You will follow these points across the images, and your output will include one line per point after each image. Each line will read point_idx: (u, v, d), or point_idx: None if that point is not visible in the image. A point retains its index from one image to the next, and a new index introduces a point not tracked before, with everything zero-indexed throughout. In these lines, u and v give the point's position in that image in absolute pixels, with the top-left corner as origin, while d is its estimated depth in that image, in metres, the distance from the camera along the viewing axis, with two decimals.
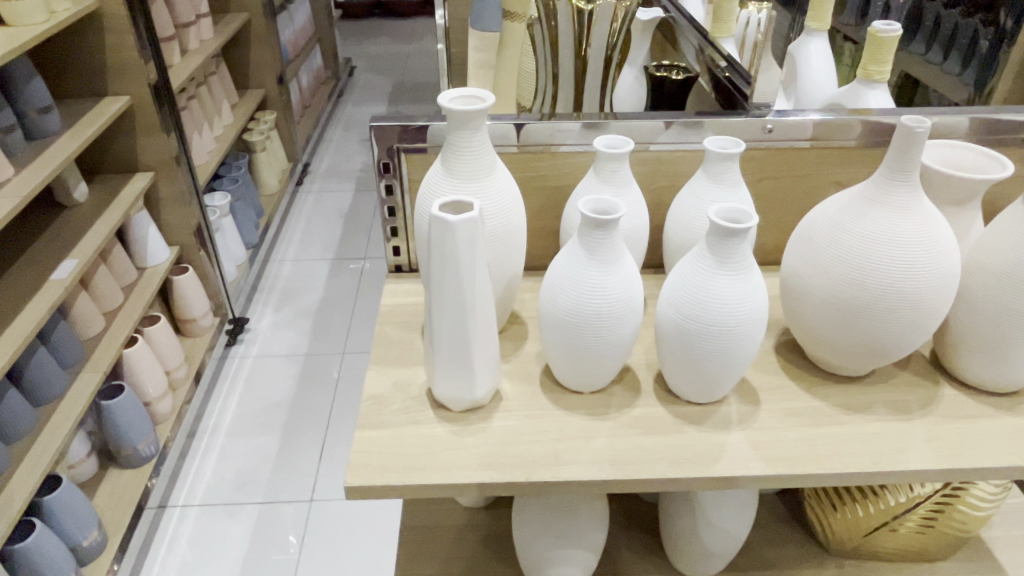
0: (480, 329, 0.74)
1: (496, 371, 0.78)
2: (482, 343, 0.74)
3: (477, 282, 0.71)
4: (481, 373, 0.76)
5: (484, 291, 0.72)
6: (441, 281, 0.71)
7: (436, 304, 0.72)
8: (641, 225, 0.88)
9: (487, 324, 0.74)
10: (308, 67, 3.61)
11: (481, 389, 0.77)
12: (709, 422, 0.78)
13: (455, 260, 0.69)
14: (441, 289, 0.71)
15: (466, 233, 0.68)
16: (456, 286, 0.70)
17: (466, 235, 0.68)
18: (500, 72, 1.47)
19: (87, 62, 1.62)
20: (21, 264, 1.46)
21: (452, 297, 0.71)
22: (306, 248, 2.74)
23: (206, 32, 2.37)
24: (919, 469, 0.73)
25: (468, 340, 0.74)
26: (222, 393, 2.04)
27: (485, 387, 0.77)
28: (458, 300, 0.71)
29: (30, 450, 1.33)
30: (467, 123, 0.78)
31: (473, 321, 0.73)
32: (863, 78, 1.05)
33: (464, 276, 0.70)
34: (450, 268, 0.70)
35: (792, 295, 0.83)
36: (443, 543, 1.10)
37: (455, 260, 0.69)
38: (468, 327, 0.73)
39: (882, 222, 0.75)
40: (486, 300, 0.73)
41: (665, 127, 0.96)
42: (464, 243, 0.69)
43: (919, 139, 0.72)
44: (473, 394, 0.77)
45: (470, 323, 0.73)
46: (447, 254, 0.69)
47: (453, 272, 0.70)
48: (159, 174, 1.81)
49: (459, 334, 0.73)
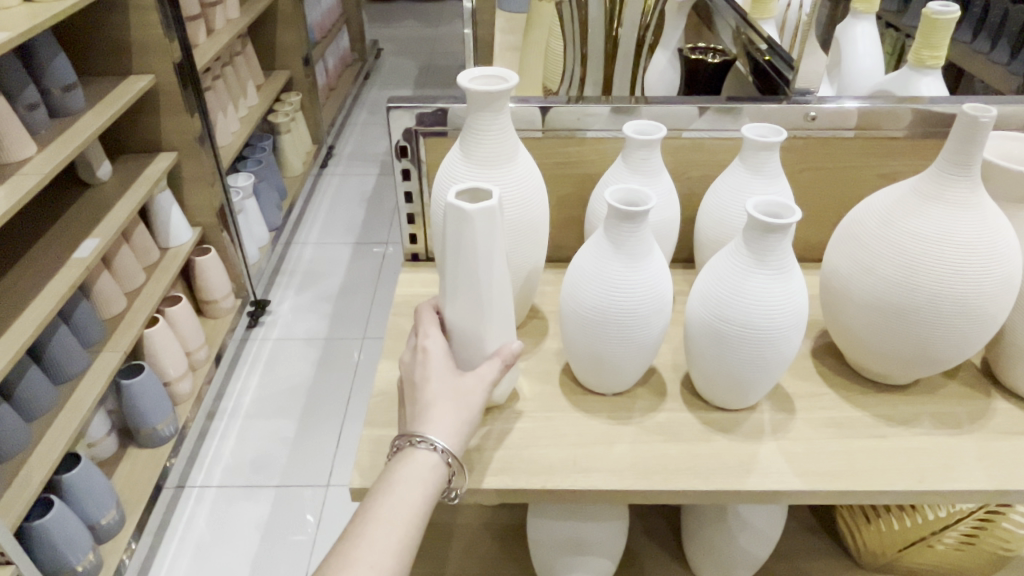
0: (498, 329, 0.69)
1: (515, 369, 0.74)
2: (498, 343, 0.70)
3: (496, 276, 0.67)
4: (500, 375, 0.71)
5: (502, 287, 0.68)
6: (455, 271, 0.66)
7: (450, 296, 0.68)
8: (672, 216, 0.82)
9: (505, 321, 0.70)
10: (335, 48, 3.58)
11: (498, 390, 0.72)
12: (740, 431, 0.73)
13: (472, 250, 0.65)
14: (456, 282, 0.67)
15: (486, 223, 0.64)
16: (471, 278, 0.66)
17: (484, 226, 0.64)
18: (527, 55, 1.42)
19: (113, 41, 1.59)
20: (45, 242, 1.45)
21: (466, 290, 0.67)
22: (329, 230, 2.71)
23: (232, 11, 2.34)
24: (970, 489, 0.67)
25: (483, 340, 0.69)
26: (240, 376, 2.02)
27: (505, 389, 0.74)
28: (475, 296, 0.67)
29: (51, 426, 1.32)
30: (488, 105, 0.73)
31: (491, 321, 0.68)
32: (915, 64, 0.97)
33: (481, 268, 0.66)
34: (465, 260, 0.65)
35: (834, 296, 0.77)
36: (461, 543, 1.06)
37: (471, 252, 0.65)
38: (484, 328, 0.68)
39: (934, 219, 0.69)
40: (507, 297, 0.69)
41: (699, 113, 0.90)
42: (485, 234, 0.64)
43: (983, 130, 0.66)
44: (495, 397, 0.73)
45: (488, 323, 0.68)
46: (463, 244, 0.65)
47: (469, 264, 0.66)
48: (182, 154, 1.79)
49: (472, 336, 0.69)
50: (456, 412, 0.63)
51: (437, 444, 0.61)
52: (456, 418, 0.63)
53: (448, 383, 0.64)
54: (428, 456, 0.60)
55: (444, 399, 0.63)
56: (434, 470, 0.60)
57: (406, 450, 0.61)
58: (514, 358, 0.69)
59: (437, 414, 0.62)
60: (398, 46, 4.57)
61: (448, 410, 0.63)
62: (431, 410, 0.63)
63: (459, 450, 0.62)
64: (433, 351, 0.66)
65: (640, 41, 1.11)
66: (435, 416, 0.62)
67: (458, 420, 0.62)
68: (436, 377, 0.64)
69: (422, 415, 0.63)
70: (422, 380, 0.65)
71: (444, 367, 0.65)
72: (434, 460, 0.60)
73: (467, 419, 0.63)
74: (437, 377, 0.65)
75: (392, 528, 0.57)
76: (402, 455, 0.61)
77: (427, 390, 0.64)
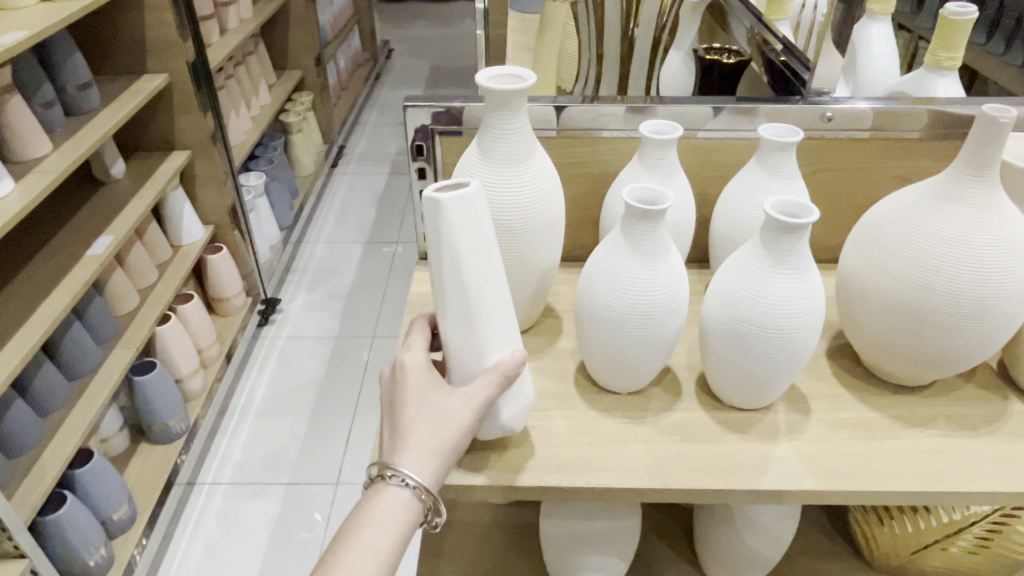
0: (494, 332, 0.67)
1: (528, 390, 0.70)
2: (497, 350, 0.67)
3: (482, 272, 0.66)
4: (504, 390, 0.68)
5: (492, 285, 0.67)
6: (440, 272, 0.66)
7: (439, 301, 0.67)
8: (688, 216, 0.82)
9: (503, 327, 0.68)
10: (347, 49, 3.59)
11: (509, 413, 0.68)
12: (755, 431, 0.73)
13: (450, 243, 0.64)
14: (442, 285, 0.66)
15: (460, 214, 0.64)
16: (456, 277, 0.65)
17: (458, 214, 0.64)
18: (541, 55, 1.43)
19: (129, 41, 1.61)
20: (61, 239, 1.46)
21: (453, 290, 0.66)
22: (340, 229, 2.72)
23: (245, 11, 2.35)
24: (987, 491, 0.67)
25: (480, 348, 0.67)
26: (251, 374, 2.03)
27: (521, 415, 0.70)
28: (463, 295, 0.66)
29: (65, 422, 1.33)
30: (505, 104, 0.74)
31: (483, 323, 0.67)
32: (931, 65, 0.97)
33: (464, 263, 0.65)
34: (446, 257, 0.65)
35: (851, 297, 0.76)
36: (473, 542, 1.06)
37: (450, 246, 0.65)
38: (477, 331, 0.66)
39: (953, 220, 0.69)
40: (499, 297, 0.68)
41: (714, 114, 0.90)
42: (460, 225, 0.64)
43: (1003, 130, 0.66)
44: (510, 422, 0.69)
45: (479, 325, 0.67)
46: (442, 239, 0.65)
47: (452, 261, 0.65)
48: (195, 152, 1.80)
49: (466, 344, 0.67)
50: (431, 438, 0.61)
51: (407, 478, 0.60)
52: (430, 447, 0.61)
53: (427, 405, 0.63)
54: (399, 491, 0.60)
55: (419, 426, 0.62)
56: (407, 505, 0.60)
57: (379, 485, 0.61)
58: (511, 373, 0.67)
59: (411, 443, 0.61)
60: (410, 46, 4.59)
61: (423, 438, 0.61)
62: (407, 436, 0.62)
63: (433, 480, 0.61)
64: (411, 370, 0.65)
65: (656, 41, 1.11)
66: (410, 444, 0.61)
67: (433, 449, 0.61)
68: (413, 401, 0.63)
69: (397, 443, 0.62)
70: (400, 404, 0.63)
71: (423, 388, 0.64)
72: (404, 496, 0.60)
73: (445, 445, 0.62)
74: (415, 400, 0.63)
75: (363, 567, 0.57)
76: (375, 490, 0.61)
77: (404, 415, 0.63)
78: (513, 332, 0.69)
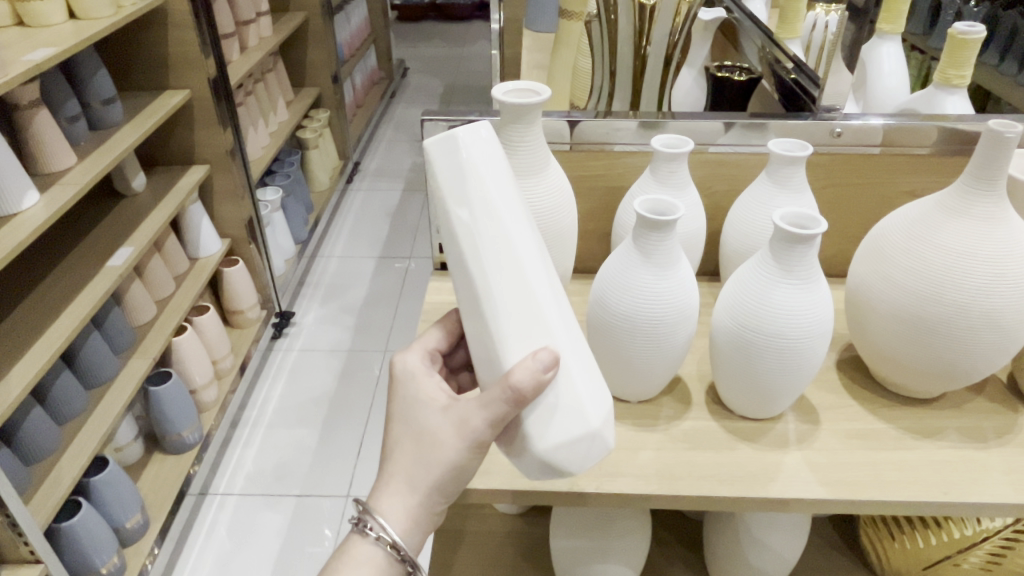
0: (511, 324, 0.60)
1: (588, 416, 0.58)
2: (521, 352, 0.60)
3: (484, 248, 0.61)
4: (536, 409, 0.59)
5: (497, 262, 0.61)
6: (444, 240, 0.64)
7: (456, 286, 0.64)
8: (698, 228, 0.84)
9: (519, 320, 0.60)
10: (364, 66, 3.66)
11: (551, 443, 0.58)
12: (765, 440, 0.74)
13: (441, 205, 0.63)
14: (449, 256, 0.64)
15: (452, 178, 0.62)
16: (454, 247, 0.62)
17: (444, 168, 0.62)
18: (555, 71, 1.46)
19: (153, 57, 1.65)
20: (82, 250, 1.49)
21: (459, 269, 0.63)
22: (353, 244, 2.76)
23: (265, 30, 2.40)
24: (995, 502, 0.67)
25: (495, 343, 0.61)
26: (265, 386, 2.05)
27: (579, 447, 0.58)
28: (465, 272, 0.62)
29: (81, 430, 1.36)
30: (520, 117, 0.76)
31: (494, 310, 0.61)
32: (941, 83, 0.98)
33: (458, 231, 0.62)
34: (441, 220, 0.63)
35: (858, 308, 0.78)
36: (485, 550, 1.07)
37: (446, 215, 0.63)
38: (489, 322, 0.61)
39: (960, 234, 0.70)
40: (514, 283, 0.61)
41: (725, 129, 0.92)
42: (450, 189, 0.62)
43: (1008, 146, 0.67)
44: (562, 456, 0.58)
45: (491, 314, 0.61)
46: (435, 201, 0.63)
47: (446, 226, 0.63)
48: (215, 167, 1.83)
49: (485, 338, 0.61)
50: (408, 469, 0.59)
51: (374, 518, 0.59)
52: (406, 476, 0.59)
53: (411, 426, 0.61)
54: (365, 541, 0.60)
55: (399, 453, 0.60)
56: (373, 555, 0.60)
57: (349, 537, 0.61)
58: (522, 389, 0.57)
59: (389, 471, 0.60)
60: (426, 65, 4.66)
61: (401, 466, 0.60)
62: (389, 460, 0.61)
63: (405, 516, 0.59)
64: (401, 381, 0.64)
65: (668, 59, 1.12)
66: (387, 475, 0.60)
67: (407, 478, 0.59)
68: (398, 423, 0.62)
69: (381, 470, 0.61)
70: (388, 423, 0.62)
71: (410, 405, 0.62)
72: (370, 541, 0.60)
73: (422, 480, 0.59)
74: (400, 421, 0.62)
75: None
76: (344, 543, 0.61)
77: (389, 438, 0.62)
78: (541, 327, 0.60)
